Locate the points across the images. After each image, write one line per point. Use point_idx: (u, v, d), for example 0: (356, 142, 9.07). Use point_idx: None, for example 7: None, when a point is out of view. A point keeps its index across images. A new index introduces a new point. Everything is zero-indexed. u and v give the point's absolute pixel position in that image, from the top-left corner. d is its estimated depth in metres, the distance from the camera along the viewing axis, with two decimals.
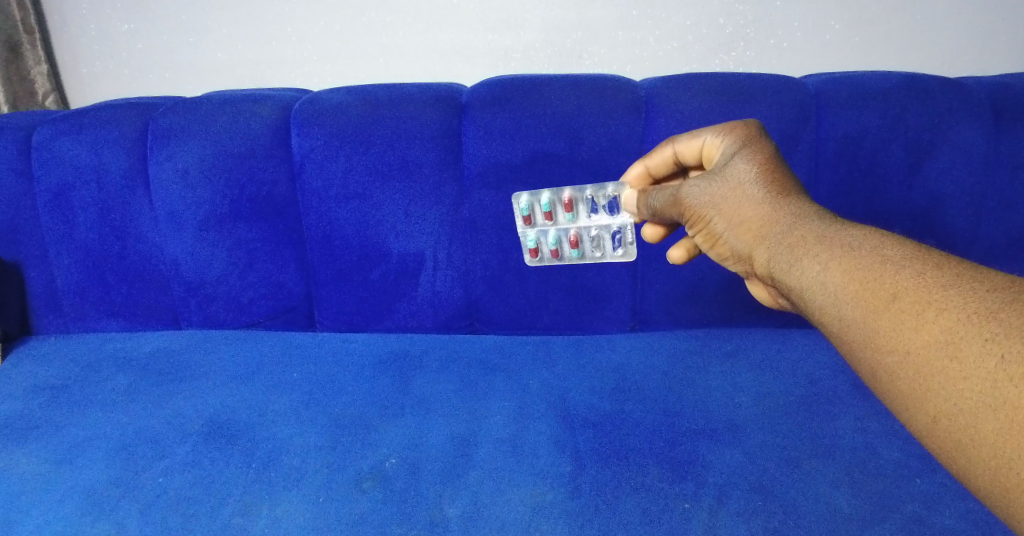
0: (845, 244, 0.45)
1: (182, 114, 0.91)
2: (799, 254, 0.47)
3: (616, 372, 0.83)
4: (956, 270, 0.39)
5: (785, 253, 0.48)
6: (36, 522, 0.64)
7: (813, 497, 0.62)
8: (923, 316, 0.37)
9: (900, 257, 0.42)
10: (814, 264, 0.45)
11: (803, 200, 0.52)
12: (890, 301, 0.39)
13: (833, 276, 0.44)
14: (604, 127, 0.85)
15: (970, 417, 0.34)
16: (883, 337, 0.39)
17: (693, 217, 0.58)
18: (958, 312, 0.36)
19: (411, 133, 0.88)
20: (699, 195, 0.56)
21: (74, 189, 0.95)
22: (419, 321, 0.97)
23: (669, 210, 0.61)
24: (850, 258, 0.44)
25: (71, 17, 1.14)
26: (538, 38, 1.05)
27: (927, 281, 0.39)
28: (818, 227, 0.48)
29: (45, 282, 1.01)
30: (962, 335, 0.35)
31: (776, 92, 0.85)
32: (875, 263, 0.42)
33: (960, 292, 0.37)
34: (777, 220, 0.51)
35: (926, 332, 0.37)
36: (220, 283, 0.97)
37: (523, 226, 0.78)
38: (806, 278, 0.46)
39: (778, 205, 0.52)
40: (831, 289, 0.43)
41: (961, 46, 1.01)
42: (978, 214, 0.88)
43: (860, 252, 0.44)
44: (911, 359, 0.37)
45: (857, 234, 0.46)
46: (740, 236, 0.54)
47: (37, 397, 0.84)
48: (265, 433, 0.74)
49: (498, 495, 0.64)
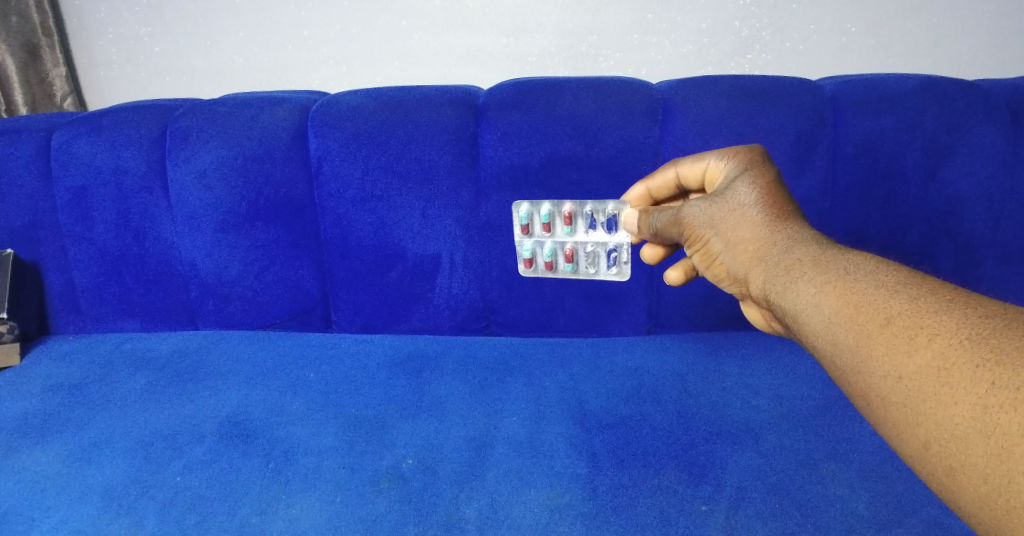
0: (841, 268, 0.46)
1: (202, 117, 0.92)
2: (795, 277, 0.47)
3: (631, 374, 0.83)
4: (949, 297, 0.39)
5: (781, 275, 0.49)
6: (53, 520, 0.65)
7: (832, 500, 0.62)
8: (915, 340, 0.38)
9: (895, 282, 0.43)
10: (808, 287, 0.46)
11: (800, 224, 0.53)
12: (884, 325, 0.40)
13: (828, 299, 0.44)
14: (620, 129, 0.86)
15: (961, 442, 0.34)
16: (876, 361, 0.39)
17: (692, 237, 0.58)
18: (950, 337, 0.37)
19: (428, 135, 0.88)
20: (700, 215, 0.57)
21: (92, 190, 0.96)
22: (435, 323, 0.97)
23: (669, 230, 0.61)
24: (845, 281, 0.44)
25: (89, 21, 1.15)
26: (553, 43, 1.06)
27: (919, 307, 0.39)
28: (815, 250, 0.49)
29: (64, 281, 1.02)
30: (954, 359, 0.35)
31: (790, 95, 0.85)
32: (868, 287, 0.43)
33: (953, 317, 0.38)
34: (775, 242, 0.51)
35: (919, 357, 0.37)
36: (236, 284, 0.98)
37: (521, 234, 0.79)
38: (800, 300, 0.46)
39: (776, 228, 0.52)
40: (825, 311, 0.44)
41: (976, 50, 1.00)
42: (996, 218, 0.88)
43: (856, 276, 0.44)
44: (904, 383, 0.38)
45: (853, 259, 0.46)
46: (736, 257, 0.54)
47: (57, 395, 0.85)
48: (282, 432, 0.75)
49: (515, 495, 0.64)
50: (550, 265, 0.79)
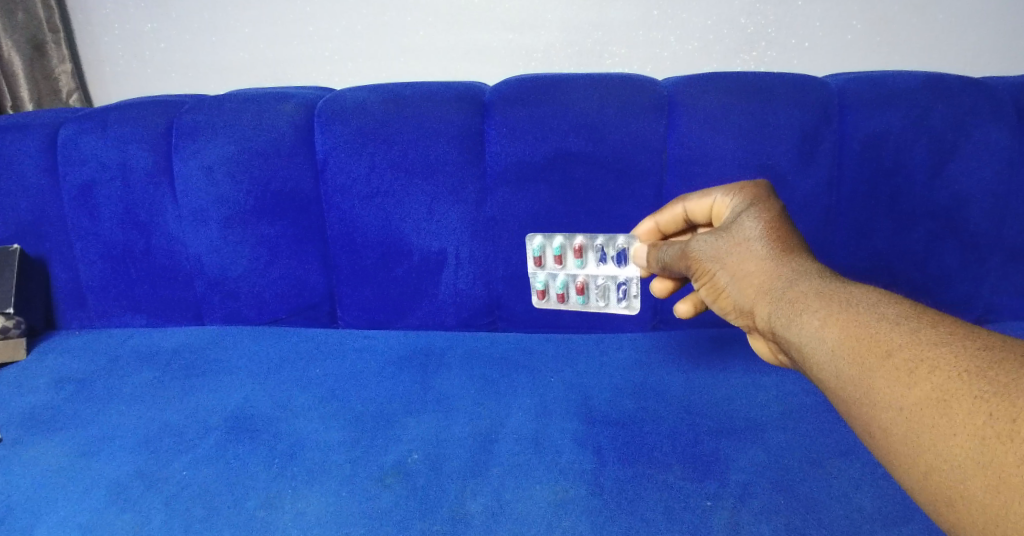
0: (844, 301, 0.45)
1: (208, 112, 0.93)
2: (798, 310, 0.47)
3: (636, 370, 0.83)
4: (950, 329, 0.39)
5: (785, 307, 0.48)
6: (60, 514, 0.65)
7: (837, 497, 0.62)
8: (916, 373, 0.38)
9: (897, 314, 0.42)
10: (812, 319, 0.45)
11: (805, 256, 0.52)
12: (885, 357, 0.40)
13: (831, 332, 0.44)
14: (627, 126, 0.86)
15: (959, 473, 0.34)
16: (879, 394, 0.39)
17: (699, 271, 0.58)
18: (949, 370, 0.36)
19: (433, 130, 0.88)
20: (706, 249, 0.57)
21: (99, 185, 0.96)
22: (440, 318, 0.97)
23: (677, 264, 0.62)
24: (848, 314, 0.44)
25: (94, 17, 1.15)
26: (558, 39, 1.06)
27: (920, 339, 0.39)
28: (819, 283, 0.48)
29: (69, 277, 1.02)
30: (953, 392, 0.35)
31: (796, 92, 0.85)
32: (871, 320, 0.42)
33: (952, 349, 0.37)
34: (778, 275, 0.51)
35: (919, 389, 0.37)
36: (242, 279, 0.98)
37: (534, 267, 0.80)
38: (804, 333, 0.46)
39: (781, 261, 0.51)
40: (829, 344, 0.43)
41: (982, 46, 1.00)
42: (1001, 215, 0.88)
43: (858, 308, 0.44)
44: (905, 415, 0.37)
45: (857, 291, 0.46)
46: (742, 290, 0.54)
47: (64, 390, 0.86)
48: (288, 427, 0.75)
49: (521, 490, 0.64)
50: (562, 297, 0.78)
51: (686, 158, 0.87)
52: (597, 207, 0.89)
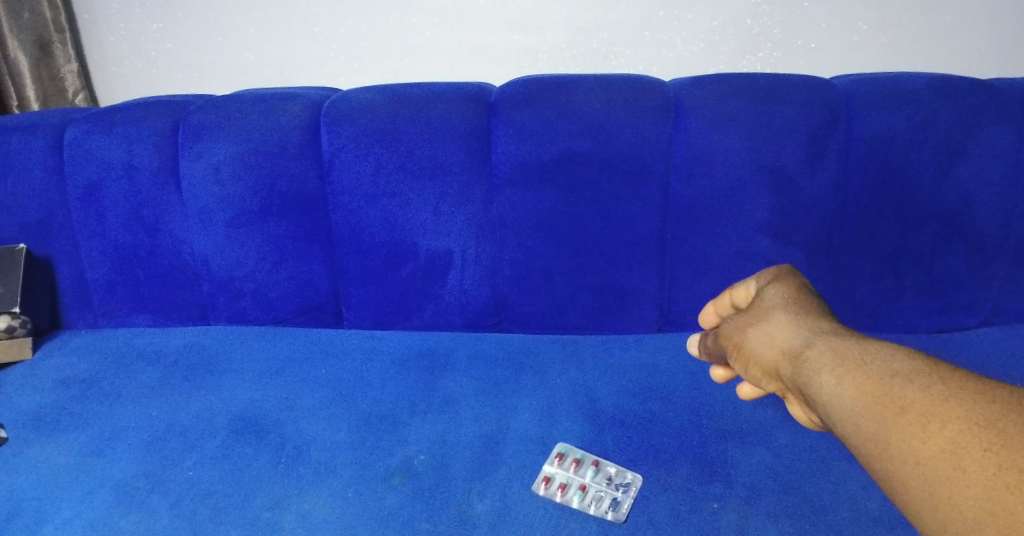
0: (858, 358, 0.45)
1: (214, 112, 0.93)
2: (815, 370, 0.47)
3: (642, 371, 0.83)
4: (960, 382, 0.39)
5: (804, 366, 0.48)
6: (67, 514, 0.65)
7: (844, 499, 0.62)
8: (929, 427, 0.38)
9: (908, 368, 0.42)
10: (828, 378, 0.45)
11: (824, 318, 0.52)
12: (899, 412, 0.40)
13: (848, 389, 0.44)
14: (634, 127, 0.86)
15: (972, 524, 0.34)
16: (895, 447, 0.39)
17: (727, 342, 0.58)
18: (959, 423, 0.37)
19: (439, 130, 0.89)
20: (732, 324, 0.58)
21: (105, 185, 0.96)
22: (446, 319, 0.97)
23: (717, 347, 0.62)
24: (863, 370, 0.44)
25: (99, 16, 1.15)
26: (563, 39, 1.06)
27: (931, 392, 0.39)
28: (835, 342, 0.48)
29: (75, 277, 1.02)
30: (965, 445, 0.35)
31: (803, 94, 0.85)
32: (884, 374, 0.42)
33: (963, 402, 0.38)
34: (797, 338, 0.51)
35: (932, 442, 0.37)
36: (248, 280, 0.98)
37: None
38: (823, 391, 0.45)
39: (801, 324, 0.52)
40: (846, 400, 0.43)
41: (989, 48, 1.00)
42: (1007, 217, 0.88)
43: (871, 364, 0.44)
44: (919, 469, 0.37)
45: (870, 347, 0.46)
46: (767, 355, 0.53)
47: (70, 390, 0.86)
48: (294, 428, 0.75)
49: (527, 492, 0.64)
50: None
51: (692, 160, 0.87)
52: (603, 208, 0.89)
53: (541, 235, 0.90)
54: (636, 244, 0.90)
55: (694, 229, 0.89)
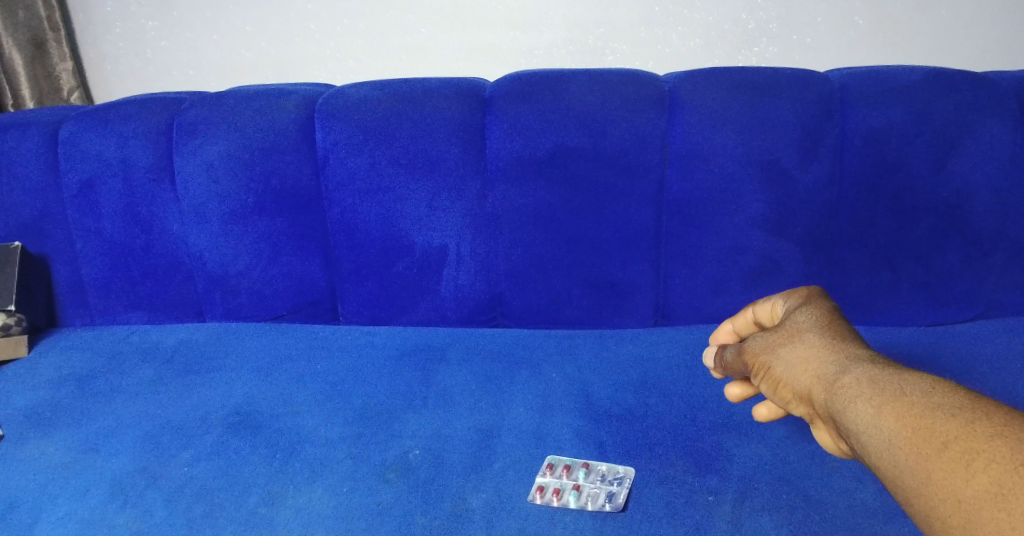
0: (898, 388, 0.40)
1: (209, 109, 0.93)
2: (850, 398, 0.42)
3: (638, 366, 0.83)
4: (1015, 420, 0.34)
5: (838, 393, 0.43)
6: (61, 510, 0.65)
7: (839, 491, 0.62)
8: (974, 466, 0.32)
9: (954, 402, 0.37)
10: (864, 407, 0.40)
11: (865, 349, 0.47)
12: (943, 450, 0.34)
13: (886, 420, 0.38)
14: (629, 122, 0.86)
15: None
16: (935, 486, 0.34)
17: (757, 365, 0.53)
18: (1009, 463, 0.31)
19: (434, 126, 0.88)
20: (759, 344, 0.54)
21: (100, 182, 0.96)
22: (442, 314, 0.97)
23: (735, 364, 0.58)
24: (904, 401, 0.39)
25: (95, 15, 1.15)
26: (560, 36, 1.06)
27: (978, 428, 0.34)
28: (874, 371, 0.43)
29: (71, 274, 1.02)
30: (1013, 485, 0.30)
31: (798, 89, 0.85)
32: (925, 406, 0.37)
33: (1016, 441, 0.32)
34: (833, 365, 0.46)
35: (978, 482, 0.32)
36: (243, 276, 0.98)
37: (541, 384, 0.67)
38: (857, 422, 0.40)
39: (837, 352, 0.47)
40: (883, 432, 0.38)
41: (984, 43, 1.00)
42: (1002, 211, 0.88)
43: (913, 396, 0.39)
44: (960, 510, 0.32)
45: (914, 378, 0.41)
46: (796, 380, 0.49)
47: (64, 387, 0.86)
48: (289, 423, 0.75)
49: (522, 486, 0.64)
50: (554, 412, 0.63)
51: (687, 154, 0.87)
52: (598, 203, 0.89)
53: (536, 230, 0.90)
54: (631, 239, 0.90)
55: (689, 224, 0.89)
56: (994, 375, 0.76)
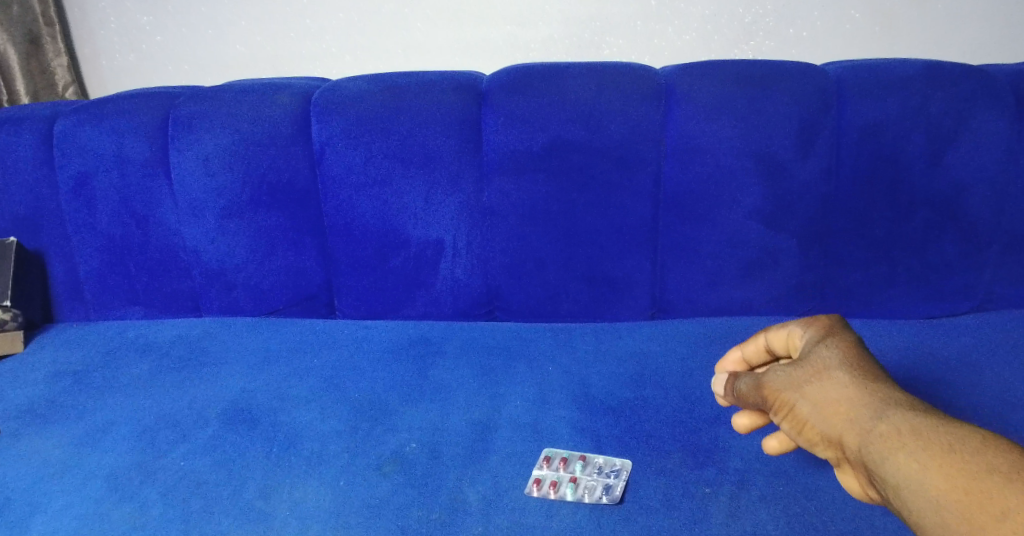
0: (947, 444, 0.35)
1: (205, 103, 0.92)
2: (892, 452, 0.36)
3: (635, 358, 0.83)
4: None
5: (875, 442, 0.37)
6: (59, 505, 0.65)
7: (835, 481, 0.62)
8: None
9: (1010, 465, 0.32)
10: (908, 464, 0.35)
11: (898, 390, 0.41)
12: (1005, 522, 0.30)
13: (936, 480, 0.33)
14: (625, 115, 0.86)
15: None
16: None
17: (776, 402, 0.44)
18: None
19: (431, 119, 0.88)
20: (781, 378, 0.44)
21: (96, 177, 0.96)
22: (438, 308, 0.97)
23: (748, 397, 0.47)
24: (955, 460, 0.34)
25: (90, 10, 1.15)
26: (556, 30, 1.05)
27: None
28: (915, 421, 0.37)
29: (67, 270, 1.02)
30: None
31: (794, 82, 0.85)
32: (980, 469, 0.33)
33: None
34: (869, 409, 0.39)
35: None
36: (239, 270, 0.97)
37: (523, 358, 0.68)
38: (904, 483, 0.34)
39: (871, 393, 0.40)
40: (928, 493, 0.33)
41: (980, 35, 1.00)
42: (999, 203, 0.88)
43: (965, 455, 0.33)
44: None
45: (960, 431, 0.35)
46: (824, 423, 0.40)
47: (61, 382, 0.85)
48: (286, 417, 0.75)
49: (518, 479, 0.64)
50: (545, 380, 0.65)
51: (684, 148, 0.87)
52: (595, 197, 0.89)
53: (532, 224, 0.90)
54: (627, 232, 0.90)
55: (686, 217, 0.89)
56: (990, 368, 0.76)
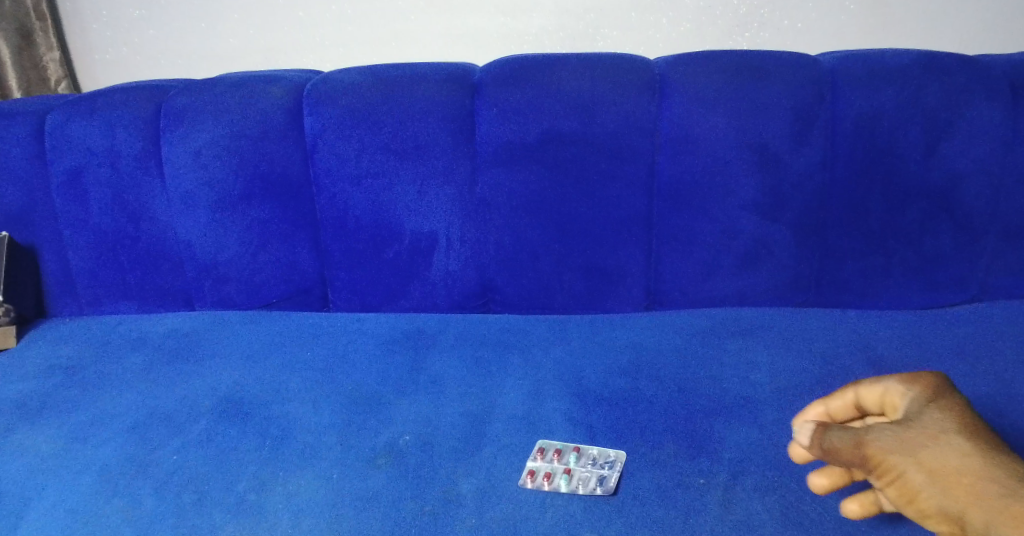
0: None
1: (196, 96, 0.92)
2: None
3: (629, 349, 0.82)
4: None
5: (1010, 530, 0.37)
6: (51, 499, 0.64)
7: (828, 470, 0.61)
8: None
9: None
10: None
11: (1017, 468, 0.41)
12: None
13: None
14: (619, 106, 0.85)
15: None
16: None
17: (886, 467, 0.43)
18: None
19: (423, 111, 0.88)
20: (890, 441, 0.43)
21: (87, 171, 0.95)
22: (432, 301, 0.96)
23: (845, 455, 0.45)
24: None
25: (82, 4, 1.14)
26: (550, 22, 1.05)
27: None
28: None
29: (59, 265, 1.01)
30: None
31: (788, 72, 0.85)
32: None
33: None
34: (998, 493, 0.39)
35: None
36: (232, 264, 0.97)
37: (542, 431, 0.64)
38: None
39: (994, 472, 0.40)
40: None
41: (975, 25, 1.00)
42: (994, 194, 0.88)
43: None
44: None
45: None
46: (947, 497, 0.40)
47: (53, 377, 0.85)
48: (279, 410, 0.75)
49: (512, 471, 0.64)
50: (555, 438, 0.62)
51: (678, 139, 0.86)
52: (589, 189, 0.88)
53: (526, 216, 0.90)
54: (622, 224, 0.90)
55: (681, 208, 0.89)
56: (985, 359, 0.76)
